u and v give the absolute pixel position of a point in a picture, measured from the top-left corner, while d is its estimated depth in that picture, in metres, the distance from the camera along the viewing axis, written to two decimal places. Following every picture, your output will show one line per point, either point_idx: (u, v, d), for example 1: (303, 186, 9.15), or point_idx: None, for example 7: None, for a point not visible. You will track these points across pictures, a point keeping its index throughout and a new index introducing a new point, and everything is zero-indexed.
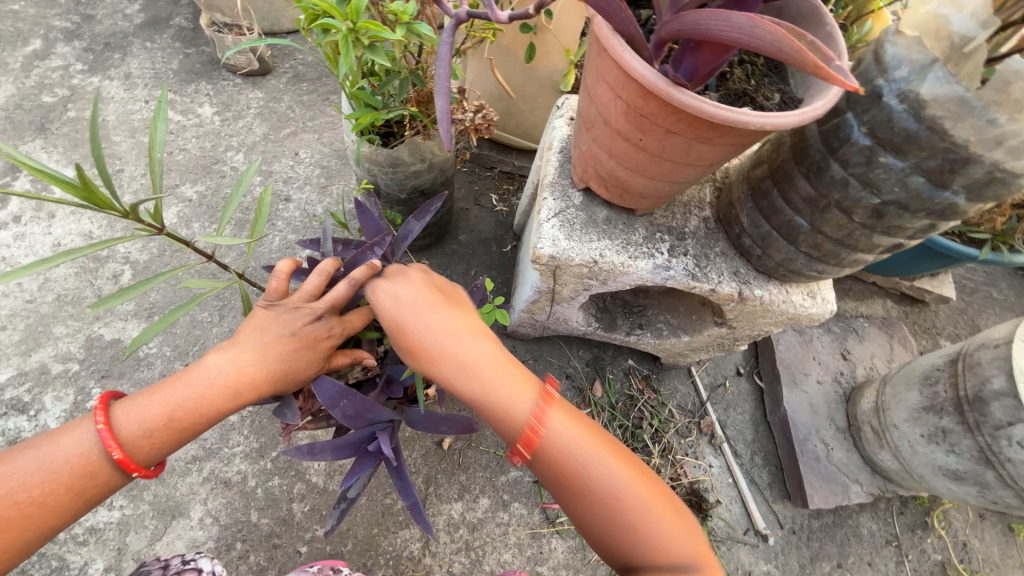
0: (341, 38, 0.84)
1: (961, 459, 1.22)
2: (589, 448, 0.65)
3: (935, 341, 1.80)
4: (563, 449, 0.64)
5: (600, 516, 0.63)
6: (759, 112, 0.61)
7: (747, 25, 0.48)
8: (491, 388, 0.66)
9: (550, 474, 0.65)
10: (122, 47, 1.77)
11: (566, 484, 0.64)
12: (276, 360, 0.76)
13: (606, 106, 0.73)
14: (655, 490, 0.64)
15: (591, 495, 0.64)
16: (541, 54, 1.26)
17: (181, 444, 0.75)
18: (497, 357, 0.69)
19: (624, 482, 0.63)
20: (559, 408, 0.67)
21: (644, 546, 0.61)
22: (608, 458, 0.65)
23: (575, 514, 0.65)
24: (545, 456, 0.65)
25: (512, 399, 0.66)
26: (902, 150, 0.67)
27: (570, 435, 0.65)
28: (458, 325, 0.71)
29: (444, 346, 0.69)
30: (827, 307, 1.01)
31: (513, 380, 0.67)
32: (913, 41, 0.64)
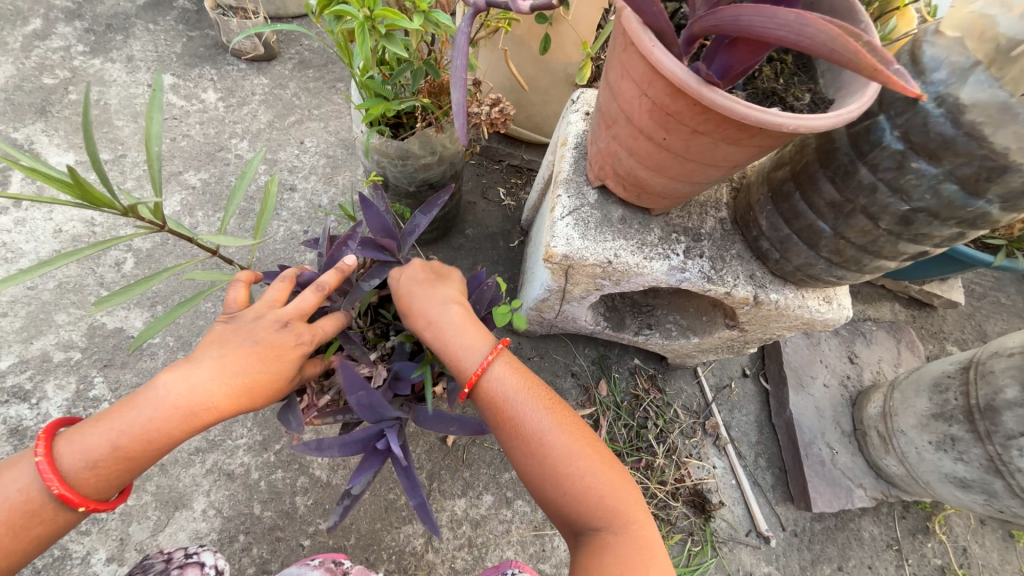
0: (357, 26, 0.81)
1: (970, 467, 1.21)
2: (527, 396, 0.79)
3: (942, 345, 1.79)
4: (505, 395, 0.79)
5: (530, 452, 0.76)
6: (793, 114, 0.59)
7: (796, 22, 0.46)
8: (453, 344, 0.81)
9: (494, 417, 0.80)
10: (124, 28, 1.73)
11: (516, 440, 0.77)
12: (235, 375, 0.73)
13: (629, 103, 0.70)
14: (580, 435, 0.77)
15: (525, 435, 0.77)
16: (556, 46, 1.23)
17: (134, 470, 0.73)
18: (463, 320, 0.83)
19: (554, 427, 0.76)
20: (509, 368, 0.81)
21: (565, 480, 0.74)
22: (542, 406, 0.78)
23: (511, 452, 0.79)
24: (490, 400, 0.79)
25: (468, 353, 0.80)
26: (936, 155, 0.64)
27: (513, 385, 0.79)
28: (445, 303, 0.85)
29: (431, 319, 0.83)
30: (842, 313, 0.99)
31: (473, 338, 0.81)
32: (954, 42, 0.62)
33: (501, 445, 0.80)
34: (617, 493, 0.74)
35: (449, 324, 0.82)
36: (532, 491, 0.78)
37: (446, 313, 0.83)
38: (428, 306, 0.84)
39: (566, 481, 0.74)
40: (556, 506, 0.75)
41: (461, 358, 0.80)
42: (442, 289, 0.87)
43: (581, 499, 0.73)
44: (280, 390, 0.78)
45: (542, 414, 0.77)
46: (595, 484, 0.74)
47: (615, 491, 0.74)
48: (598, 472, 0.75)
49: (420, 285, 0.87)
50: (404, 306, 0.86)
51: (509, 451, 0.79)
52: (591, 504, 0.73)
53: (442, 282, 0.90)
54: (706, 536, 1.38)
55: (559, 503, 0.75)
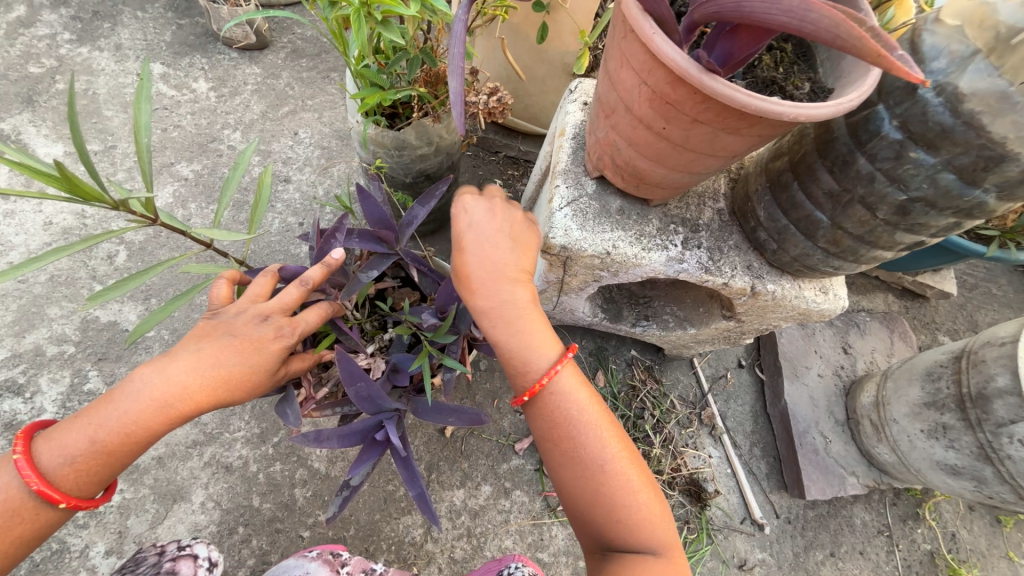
0: (353, 12, 0.80)
1: (960, 455, 1.23)
2: (588, 414, 0.73)
3: (934, 336, 1.81)
4: (567, 411, 0.72)
5: (583, 474, 0.71)
6: (793, 103, 0.59)
7: (799, 8, 0.46)
8: (523, 342, 0.72)
9: (547, 428, 0.74)
10: (111, 16, 1.69)
11: (565, 449, 0.72)
12: (212, 367, 0.72)
13: (629, 92, 0.70)
14: (635, 460, 0.73)
15: (581, 457, 0.72)
16: (553, 35, 1.21)
17: (113, 468, 0.72)
18: (532, 317, 0.74)
19: (612, 452, 0.72)
20: (574, 375, 0.75)
21: (617, 505, 0.70)
22: (602, 427, 0.73)
23: (558, 468, 0.74)
24: (548, 413, 0.73)
25: (537, 354, 0.73)
26: (934, 145, 0.64)
27: (576, 401, 0.73)
28: (512, 288, 0.74)
29: (495, 303, 0.72)
30: (838, 303, 1.00)
31: (543, 339, 0.73)
32: (954, 30, 0.63)
33: (546, 453, 0.75)
34: (663, 524, 0.72)
35: (514, 316, 0.73)
36: (572, 509, 0.74)
37: (516, 302, 0.73)
38: (496, 287, 0.73)
39: (617, 508, 0.70)
40: (595, 528, 0.73)
41: (527, 359, 0.72)
42: (510, 262, 0.75)
43: (628, 526, 0.70)
44: (259, 383, 0.76)
45: (601, 435, 0.72)
46: (645, 514, 0.71)
47: (661, 522, 0.72)
48: (649, 501, 0.72)
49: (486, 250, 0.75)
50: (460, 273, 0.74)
51: (554, 460, 0.74)
52: (638, 532, 0.70)
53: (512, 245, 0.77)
54: (701, 524, 1.40)
55: (604, 527, 0.72)
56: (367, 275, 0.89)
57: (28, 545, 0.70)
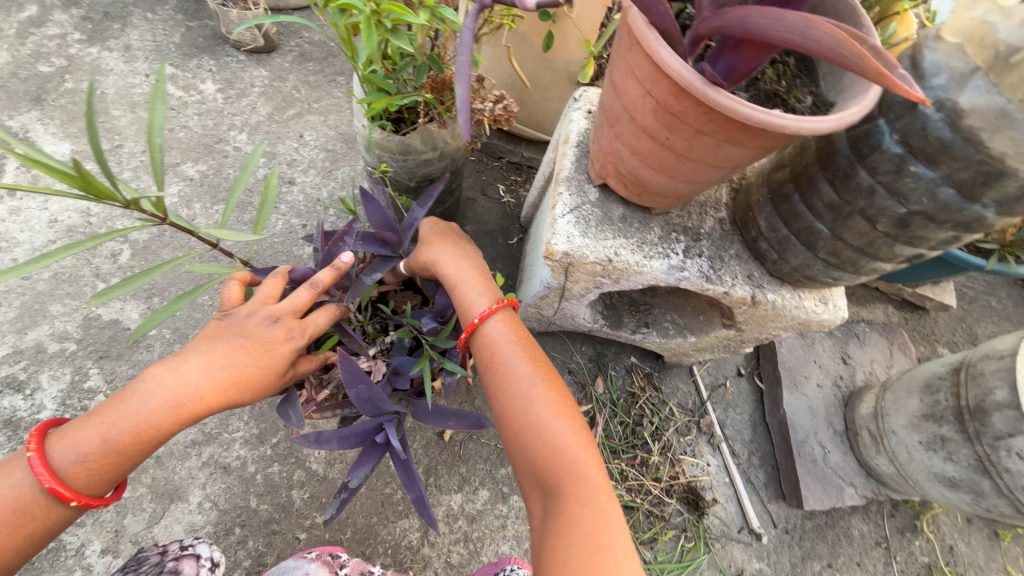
0: (363, 19, 0.81)
1: (958, 467, 1.23)
2: (521, 349, 0.82)
3: (933, 347, 1.81)
4: (501, 343, 0.83)
5: (512, 403, 0.78)
6: (796, 117, 0.60)
7: (802, 25, 0.47)
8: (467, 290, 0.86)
9: (485, 363, 0.83)
10: (122, 17, 1.71)
11: (501, 388, 0.80)
12: (223, 367, 0.73)
13: (633, 102, 0.71)
14: (562, 397, 0.79)
15: (511, 385, 0.79)
16: (559, 43, 1.23)
17: (123, 467, 0.73)
18: (474, 271, 0.88)
19: (538, 384, 0.79)
20: (508, 322, 0.85)
21: (543, 433, 0.75)
22: (533, 361, 0.81)
23: (494, 401, 0.81)
24: (485, 346, 0.83)
25: (477, 300, 0.85)
26: (934, 159, 0.65)
27: (510, 336, 0.83)
28: (465, 253, 0.91)
29: (450, 260, 0.88)
30: (838, 314, 1.00)
31: (483, 288, 0.87)
32: (954, 48, 0.64)
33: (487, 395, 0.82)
34: (589, 462, 0.74)
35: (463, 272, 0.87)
36: (508, 446, 0.79)
37: (466, 262, 0.89)
38: (445, 249, 0.89)
39: (542, 437, 0.75)
40: (526, 462, 0.76)
41: (467, 302, 0.85)
42: (457, 243, 0.93)
43: (555, 456, 0.73)
44: (268, 385, 0.77)
45: (530, 367, 0.80)
46: (570, 446, 0.74)
47: (589, 462, 0.74)
48: (576, 436, 0.75)
49: (435, 236, 0.93)
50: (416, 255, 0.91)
51: (492, 400, 0.81)
52: (563, 464, 0.73)
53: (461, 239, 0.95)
54: (698, 533, 1.40)
55: (532, 459, 0.75)
56: (370, 278, 0.89)
57: (37, 542, 0.70)
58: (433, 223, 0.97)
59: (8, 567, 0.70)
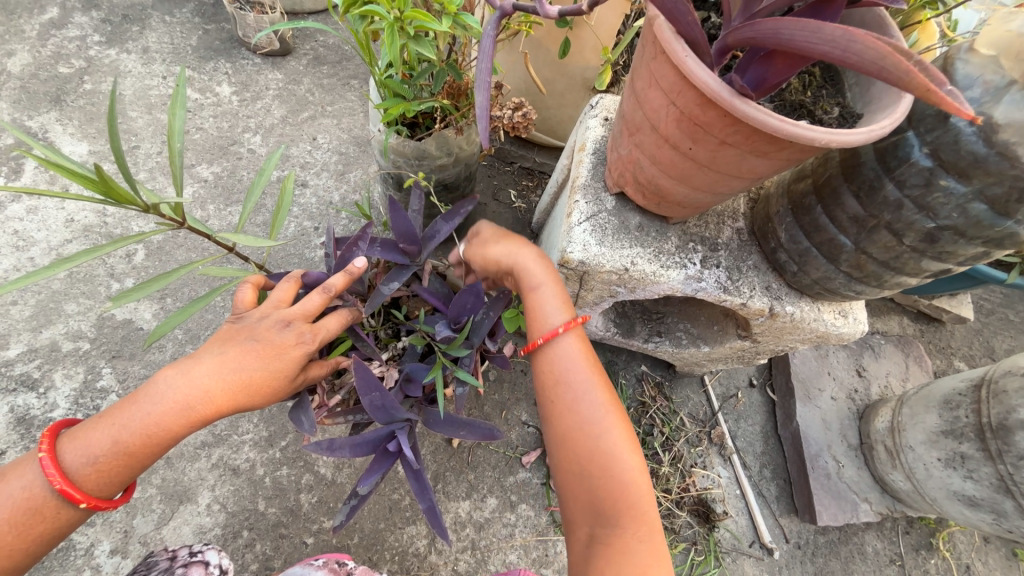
0: (387, 26, 0.81)
1: (979, 486, 1.21)
2: (593, 372, 0.78)
3: (950, 361, 1.78)
4: (574, 362, 0.77)
5: (578, 428, 0.74)
6: (826, 130, 0.59)
7: (842, 38, 0.46)
8: (541, 297, 0.80)
9: (551, 377, 0.78)
10: (141, 19, 1.73)
11: (569, 407, 0.76)
12: (234, 370, 0.73)
13: (656, 111, 0.70)
14: (630, 430, 0.76)
15: (580, 409, 0.75)
16: (575, 50, 1.23)
17: (133, 469, 0.72)
18: (552, 275, 0.83)
19: (611, 415, 0.75)
20: (580, 338, 0.80)
21: (610, 466, 0.73)
22: (603, 388, 0.77)
23: (555, 419, 0.77)
24: (553, 361, 0.78)
25: (552, 310, 0.80)
26: (966, 174, 0.64)
27: (583, 355, 0.78)
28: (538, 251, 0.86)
29: (528, 253, 0.84)
30: (857, 327, 0.98)
31: (563, 299, 0.81)
32: (988, 60, 0.63)
33: (546, 409, 0.78)
34: (648, 501, 0.73)
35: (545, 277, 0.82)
36: (561, 466, 0.76)
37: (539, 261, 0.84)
38: (525, 247, 0.84)
39: (607, 468, 0.73)
40: (583, 489, 0.74)
41: (544, 312, 0.79)
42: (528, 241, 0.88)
43: (617, 489, 0.72)
44: (279, 389, 0.76)
45: (602, 394, 0.76)
46: (634, 482, 0.73)
47: (648, 501, 0.73)
48: (640, 474, 0.74)
49: (505, 232, 0.89)
50: (482, 255, 0.87)
51: (553, 416, 0.77)
52: (624, 499, 0.72)
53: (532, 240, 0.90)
54: (709, 546, 1.38)
55: (590, 487, 0.73)
56: (388, 287, 0.89)
57: (46, 544, 0.70)
58: (491, 223, 0.92)
59: (18, 567, 0.70)
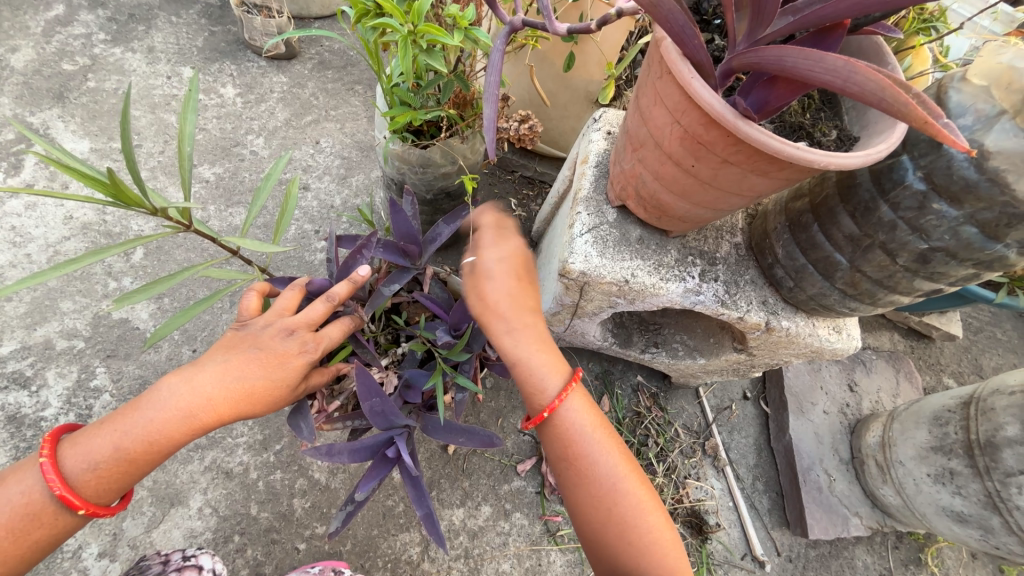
0: (401, 39, 0.83)
1: (967, 502, 1.22)
2: (598, 434, 0.80)
3: (939, 377, 1.80)
4: (579, 431, 0.79)
5: (595, 494, 0.77)
6: (825, 152, 0.61)
7: (844, 68, 0.48)
8: (535, 366, 0.80)
9: (559, 449, 0.80)
10: (147, 19, 1.74)
11: (582, 475, 0.78)
12: (237, 379, 0.73)
13: (660, 129, 0.72)
14: (645, 484, 0.79)
15: (593, 477, 0.77)
16: (580, 64, 1.25)
17: (132, 477, 0.72)
18: (541, 343, 0.82)
19: (624, 475, 0.78)
20: (582, 400, 0.81)
21: (632, 526, 0.76)
22: (613, 448, 0.80)
23: (572, 489, 0.79)
24: (559, 431, 0.79)
25: (548, 379, 0.79)
26: (958, 198, 0.66)
27: (586, 421, 0.80)
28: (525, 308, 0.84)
29: (515, 319, 0.82)
30: (851, 343, 1.00)
31: (553, 363, 0.81)
32: (980, 90, 0.65)
33: (560, 477, 0.81)
34: (674, 548, 0.76)
35: (530, 342, 0.81)
36: (583, 529, 0.79)
37: (532, 330, 0.82)
38: (506, 311, 0.82)
39: (629, 529, 0.75)
40: (607, 550, 0.77)
41: (539, 384, 0.79)
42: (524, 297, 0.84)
43: (640, 547, 0.75)
44: (280, 398, 0.76)
45: (612, 456, 0.79)
46: (656, 536, 0.76)
47: (673, 548, 0.76)
48: (660, 524, 0.77)
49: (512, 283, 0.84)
50: (478, 290, 0.84)
51: (569, 484, 0.79)
52: (651, 556, 0.75)
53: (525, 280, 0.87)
54: (702, 558, 1.38)
55: (616, 550, 0.76)
56: (389, 288, 0.89)
57: (41, 551, 0.69)
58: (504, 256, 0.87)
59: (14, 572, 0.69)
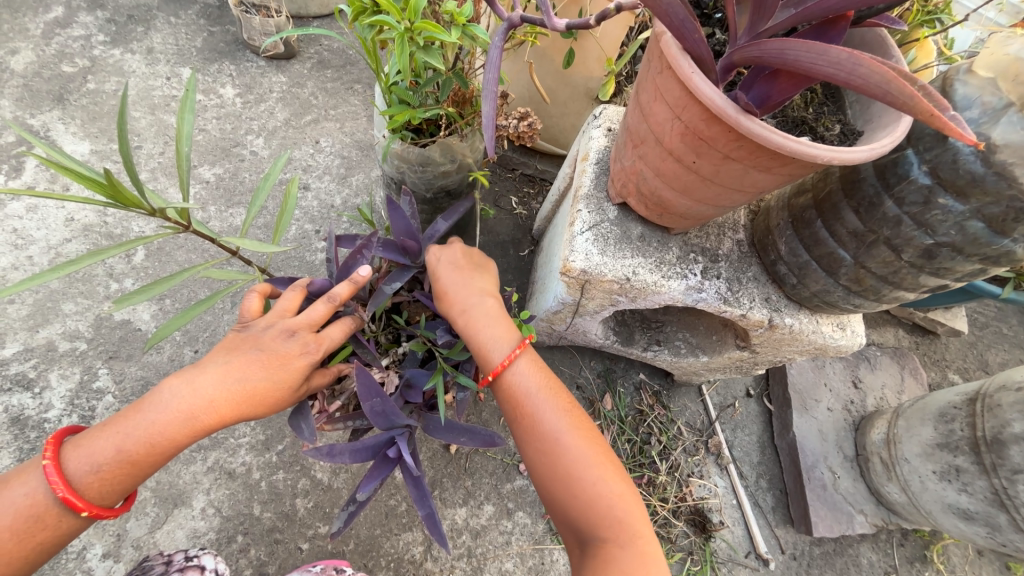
0: (398, 37, 0.82)
1: (974, 499, 1.21)
2: (546, 394, 0.81)
3: (944, 373, 1.79)
4: (527, 391, 0.81)
5: (544, 450, 0.78)
6: (829, 147, 0.60)
7: (847, 61, 0.47)
8: (483, 335, 0.84)
9: (511, 411, 0.82)
10: (145, 20, 1.74)
11: (531, 434, 0.80)
12: (238, 381, 0.72)
13: (661, 125, 0.71)
14: (594, 442, 0.79)
15: (541, 435, 0.79)
16: (579, 61, 1.24)
17: (135, 479, 0.72)
18: (491, 313, 0.86)
19: (572, 432, 0.78)
20: (531, 362, 0.84)
21: (579, 481, 0.75)
22: (561, 407, 0.81)
23: (526, 450, 0.81)
24: (509, 393, 0.82)
25: (496, 345, 0.83)
26: (964, 193, 0.65)
27: (535, 382, 0.82)
28: (477, 286, 0.89)
29: (466, 300, 0.87)
30: (855, 340, 0.99)
31: (502, 331, 0.84)
32: (987, 82, 0.64)
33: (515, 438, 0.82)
34: (626, 504, 0.75)
35: (482, 316, 0.85)
36: (539, 488, 0.80)
37: (483, 306, 0.86)
38: (458, 298, 0.87)
39: (577, 484, 0.75)
40: (560, 507, 0.77)
41: (488, 350, 0.83)
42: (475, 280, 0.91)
43: (589, 501, 0.75)
44: (282, 399, 0.76)
45: (559, 415, 0.80)
46: (605, 492, 0.75)
47: (624, 504, 0.75)
48: (610, 480, 0.76)
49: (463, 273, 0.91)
50: (434, 285, 0.90)
51: (521, 444, 0.81)
52: (600, 510, 0.74)
53: (475, 270, 0.93)
54: (705, 556, 1.37)
55: (568, 508, 0.76)
56: (390, 287, 0.89)
57: (44, 553, 0.69)
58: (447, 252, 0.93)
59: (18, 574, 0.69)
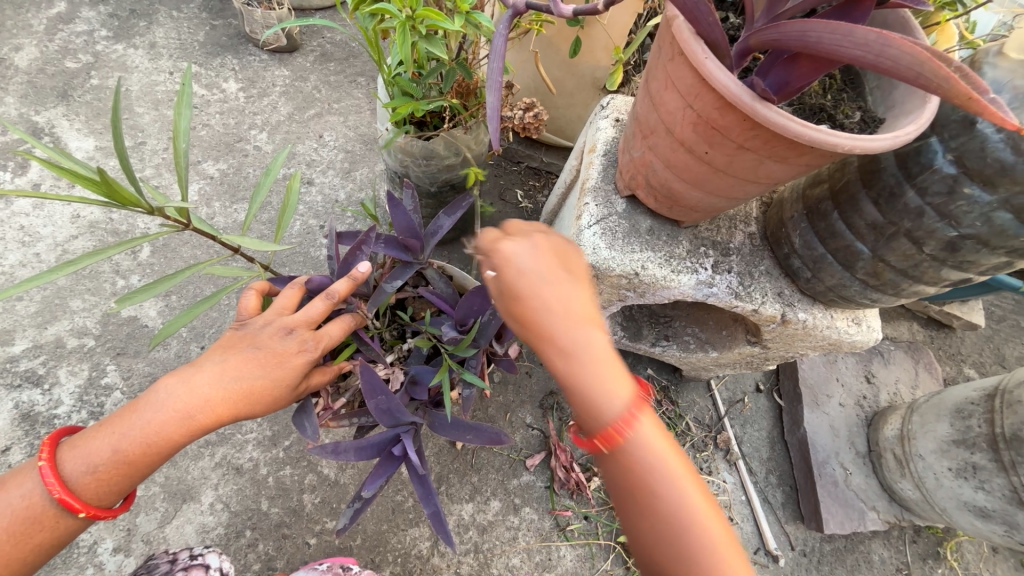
0: (399, 26, 0.81)
1: (991, 497, 1.19)
2: (676, 467, 0.54)
3: (959, 368, 1.75)
4: (649, 467, 0.53)
5: (667, 550, 0.52)
6: (851, 135, 0.57)
7: (876, 42, 0.45)
8: (590, 382, 0.53)
9: (623, 492, 0.55)
10: (148, 14, 1.73)
11: (648, 526, 0.53)
12: (235, 379, 0.72)
13: (671, 114, 0.68)
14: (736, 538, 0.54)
15: (666, 529, 0.52)
16: (586, 49, 1.21)
17: (131, 480, 0.72)
18: (601, 348, 0.55)
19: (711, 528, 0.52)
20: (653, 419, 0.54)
21: None
22: (696, 491, 0.54)
23: (636, 541, 0.55)
24: (621, 465, 0.53)
25: (609, 397, 0.53)
26: (992, 182, 0.62)
27: (661, 448, 0.54)
28: (579, 300, 0.56)
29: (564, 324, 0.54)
30: (871, 335, 0.97)
31: (617, 379, 0.54)
32: (1018, 65, 0.61)
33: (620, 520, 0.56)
34: None
35: (592, 358, 0.53)
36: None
37: (589, 338, 0.54)
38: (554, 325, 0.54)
39: None
40: None
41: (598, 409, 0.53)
42: (575, 293, 0.56)
43: None
44: (281, 397, 0.75)
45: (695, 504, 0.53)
46: None
47: None
48: None
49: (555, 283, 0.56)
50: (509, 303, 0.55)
51: (631, 532, 0.55)
52: None
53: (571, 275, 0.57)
54: None
55: None
56: (392, 285, 0.87)
57: (43, 554, 0.69)
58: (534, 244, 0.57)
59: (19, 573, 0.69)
